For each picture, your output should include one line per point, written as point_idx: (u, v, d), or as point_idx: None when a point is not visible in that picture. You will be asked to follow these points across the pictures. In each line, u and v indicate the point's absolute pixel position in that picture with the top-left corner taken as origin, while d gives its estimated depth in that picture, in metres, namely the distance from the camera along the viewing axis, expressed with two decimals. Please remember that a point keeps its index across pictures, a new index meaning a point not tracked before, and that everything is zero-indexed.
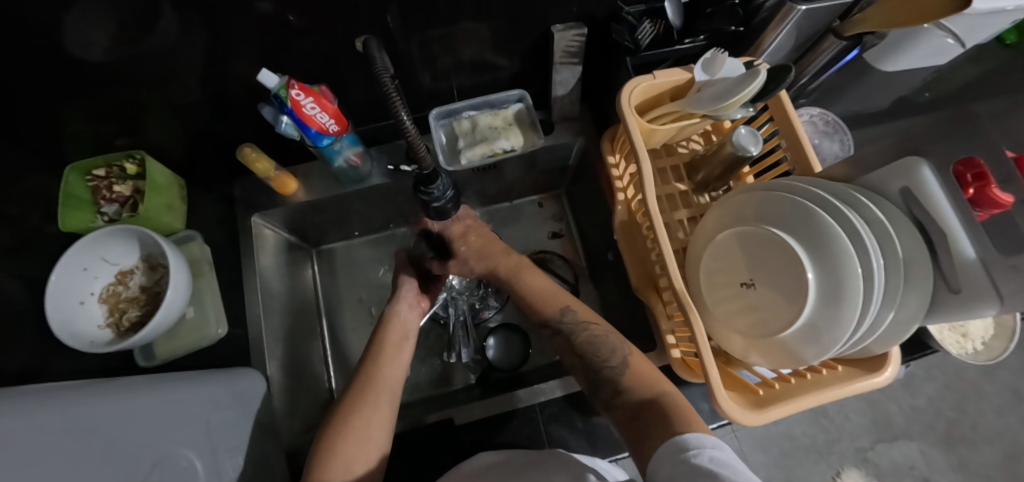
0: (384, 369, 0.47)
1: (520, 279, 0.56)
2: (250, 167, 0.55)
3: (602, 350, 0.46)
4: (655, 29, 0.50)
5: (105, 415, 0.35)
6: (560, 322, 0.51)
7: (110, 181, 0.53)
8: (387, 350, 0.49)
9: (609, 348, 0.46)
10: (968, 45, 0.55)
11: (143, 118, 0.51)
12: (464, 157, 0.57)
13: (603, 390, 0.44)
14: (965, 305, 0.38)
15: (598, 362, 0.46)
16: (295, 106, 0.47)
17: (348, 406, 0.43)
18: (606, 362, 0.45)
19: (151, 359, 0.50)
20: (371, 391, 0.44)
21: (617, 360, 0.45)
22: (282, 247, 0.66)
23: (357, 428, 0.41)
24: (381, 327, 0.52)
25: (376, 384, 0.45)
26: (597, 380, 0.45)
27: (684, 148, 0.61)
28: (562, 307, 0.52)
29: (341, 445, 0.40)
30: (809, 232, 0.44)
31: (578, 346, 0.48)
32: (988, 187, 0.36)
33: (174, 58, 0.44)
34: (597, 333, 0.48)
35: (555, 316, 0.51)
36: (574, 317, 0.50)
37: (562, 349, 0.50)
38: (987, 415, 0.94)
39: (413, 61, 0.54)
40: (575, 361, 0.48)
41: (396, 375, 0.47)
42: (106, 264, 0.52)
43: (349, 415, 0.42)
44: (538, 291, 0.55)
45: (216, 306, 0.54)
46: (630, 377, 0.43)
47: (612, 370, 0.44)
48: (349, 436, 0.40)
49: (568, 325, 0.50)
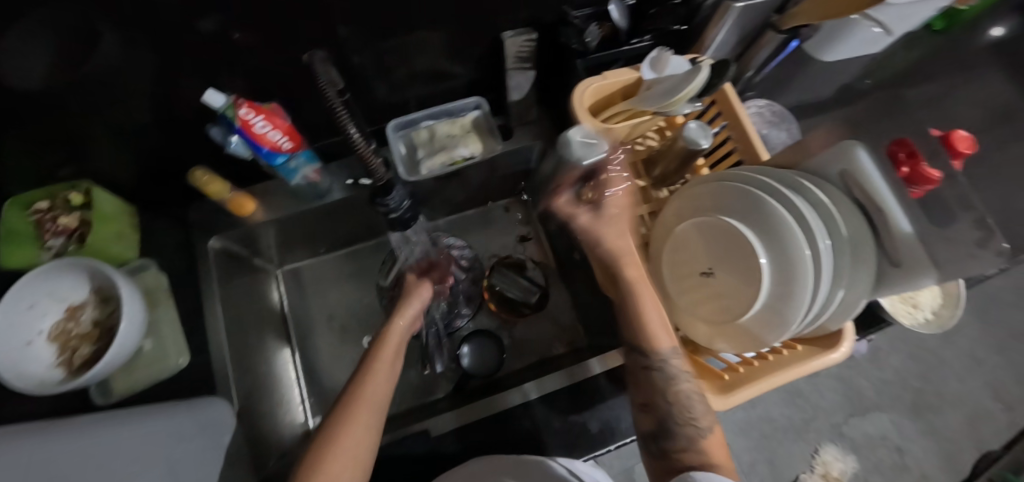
0: (366, 383, 0.43)
1: (638, 293, 0.48)
2: (202, 189, 0.52)
3: (697, 410, 0.44)
4: (601, 30, 0.51)
5: (56, 461, 0.33)
6: (662, 363, 0.46)
7: (54, 213, 0.50)
8: (379, 362, 0.45)
9: (700, 410, 0.45)
10: (896, 34, 0.58)
11: (89, 148, 0.49)
12: (424, 167, 0.57)
13: (667, 438, 0.44)
14: (906, 277, 0.41)
15: (683, 418, 0.44)
16: (244, 125, 0.46)
17: (331, 427, 0.40)
18: (686, 419, 0.44)
19: (107, 397, 0.48)
20: (354, 411, 0.41)
21: (705, 424, 0.45)
22: (245, 271, 0.64)
23: (340, 445, 0.39)
24: (377, 342, 0.47)
25: (356, 400, 0.42)
26: (672, 429, 0.44)
27: (641, 144, 0.59)
28: (669, 347, 0.47)
29: (322, 469, 0.38)
30: (760, 219, 0.45)
31: (666, 391, 0.45)
32: (919, 164, 0.40)
33: (116, 84, 0.42)
34: (692, 389, 0.46)
35: (659, 357, 0.46)
36: (680, 366, 0.46)
37: (643, 381, 0.46)
38: (950, 382, 0.99)
39: (367, 74, 0.54)
40: (654, 397, 0.45)
41: (380, 390, 0.44)
42: (54, 301, 0.49)
43: (330, 436, 0.40)
44: (645, 322, 0.47)
45: (175, 337, 0.51)
46: (707, 448, 0.44)
47: (693, 427, 0.44)
48: (329, 457, 0.38)
49: (671, 368, 0.46)
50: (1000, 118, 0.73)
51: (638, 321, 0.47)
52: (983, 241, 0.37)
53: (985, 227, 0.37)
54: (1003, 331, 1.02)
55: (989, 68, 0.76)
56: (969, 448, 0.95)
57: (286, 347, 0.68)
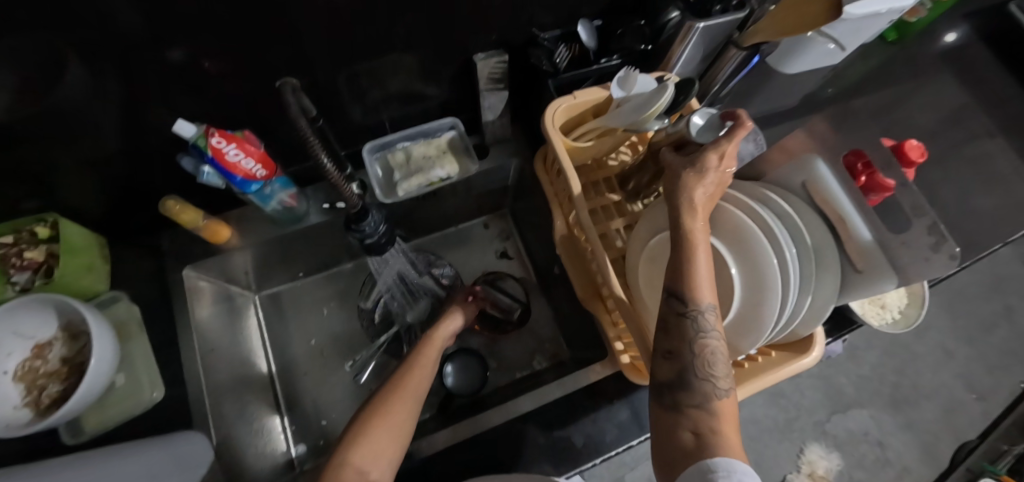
0: (411, 372, 0.48)
1: (694, 245, 0.37)
2: (174, 218, 0.52)
3: (723, 371, 0.34)
4: (570, 52, 0.54)
5: None
6: (698, 313, 0.35)
7: (19, 248, 0.49)
8: (421, 358, 0.50)
9: (723, 369, 0.34)
10: (850, 47, 0.61)
11: (56, 182, 0.48)
12: (401, 188, 0.57)
13: (685, 395, 0.34)
14: (869, 282, 0.42)
15: (705, 373, 0.34)
16: (216, 154, 0.45)
17: (378, 405, 0.43)
18: (707, 376, 0.34)
19: (77, 436, 0.46)
20: (399, 395, 0.44)
21: (725, 387, 0.34)
22: (219, 299, 0.63)
23: (390, 415, 0.43)
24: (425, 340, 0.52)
25: (402, 383, 0.46)
26: (688, 386, 0.34)
27: (614, 160, 0.63)
28: (711, 301, 0.35)
29: (368, 437, 0.41)
30: (729, 229, 0.47)
31: (693, 341, 0.35)
32: (875, 174, 0.43)
33: (79, 115, 0.41)
34: (721, 347, 0.35)
35: (697, 306, 0.35)
36: (716, 320, 0.35)
37: (675, 331, 0.35)
38: (924, 375, 1.02)
39: (341, 97, 0.54)
40: (678, 346, 0.35)
41: (421, 379, 0.48)
42: (20, 339, 0.47)
43: (377, 411, 0.43)
44: (695, 268, 0.36)
45: (149, 369, 0.50)
46: (720, 415, 0.33)
47: (711, 385, 0.34)
48: (375, 426, 0.41)
49: (708, 323, 0.35)
50: (954, 121, 0.77)
51: (686, 266, 0.36)
52: (936, 245, 0.36)
53: (936, 233, 0.36)
54: (970, 322, 1.07)
55: (942, 74, 0.80)
56: (947, 438, 0.98)
57: (274, 413, 0.64)
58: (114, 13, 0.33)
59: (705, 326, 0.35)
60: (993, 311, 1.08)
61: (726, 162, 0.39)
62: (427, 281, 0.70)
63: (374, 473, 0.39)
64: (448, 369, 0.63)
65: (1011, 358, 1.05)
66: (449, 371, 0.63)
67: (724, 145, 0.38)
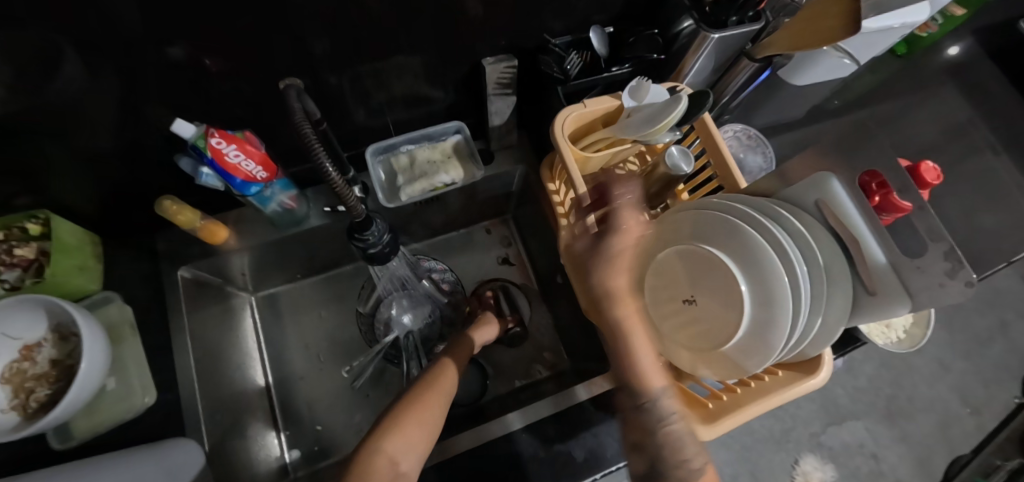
0: (442, 374, 0.49)
1: (629, 336, 0.39)
2: (171, 219, 0.50)
3: (691, 454, 0.38)
4: (581, 59, 0.53)
5: None
6: (652, 402, 0.38)
7: (10, 245, 0.48)
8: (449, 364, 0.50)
9: (692, 449, 0.39)
10: (863, 60, 0.60)
11: (46, 179, 0.47)
12: (404, 193, 0.56)
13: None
14: (882, 306, 0.41)
15: (675, 462, 0.38)
16: (215, 155, 0.44)
17: (414, 396, 0.44)
18: (679, 461, 0.38)
19: (67, 441, 0.45)
20: (431, 393, 0.45)
21: (700, 465, 0.38)
22: (215, 301, 0.62)
23: (425, 409, 0.43)
24: (454, 348, 0.54)
25: (435, 384, 0.47)
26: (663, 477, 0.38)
27: (622, 169, 0.62)
28: (661, 386, 0.39)
29: (405, 426, 0.41)
30: (739, 247, 0.46)
31: (656, 431, 0.38)
32: (890, 194, 0.41)
33: (72, 113, 0.40)
34: (682, 428, 0.39)
35: (650, 396, 0.38)
36: (672, 403, 0.39)
37: (635, 427, 0.39)
38: (919, 388, 1.02)
39: (344, 99, 0.53)
40: (647, 441, 0.38)
41: (451, 382, 0.49)
42: (7, 340, 0.46)
43: (413, 403, 0.43)
44: (637, 359, 0.39)
45: (141, 370, 0.49)
46: None
47: (684, 469, 0.38)
48: (409, 419, 0.42)
49: (661, 410, 0.38)
50: (959, 136, 0.77)
51: (628, 358, 0.39)
52: (953, 271, 0.35)
53: (953, 258, 0.35)
54: (966, 336, 1.07)
55: (948, 88, 0.80)
56: (941, 452, 0.98)
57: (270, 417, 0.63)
58: (111, 8, 0.32)
59: (659, 413, 0.38)
60: (989, 326, 1.08)
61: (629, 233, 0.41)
62: (426, 285, 0.68)
63: (403, 464, 0.39)
64: None
65: (1005, 372, 1.05)
66: None
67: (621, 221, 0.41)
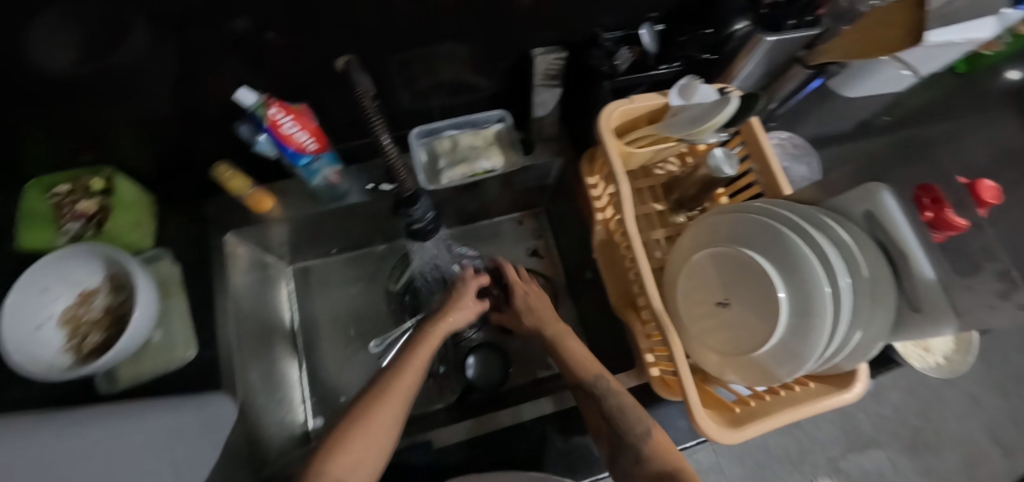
0: (398, 377, 0.45)
1: (561, 342, 0.53)
2: (223, 184, 0.52)
3: (631, 422, 0.45)
4: (632, 54, 0.52)
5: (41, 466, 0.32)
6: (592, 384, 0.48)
7: (75, 197, 0.51)
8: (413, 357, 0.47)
9: (634, 416, 0.45)
10: (924, 73, 0.58)
11: (112, 135, 0.50)
12: (445, 177, 0.57)
13: (624, 456, 0.44)
14: (925, 323, 0.40)
15: (625, 428, 0.45)
16: (273, 125, 0.46)
17: (362, 408, 0.42)
18: (629, 425, 0.45)
19: (113, 385, 0.48)
20: (383, 399, 0.43)
21: (642, 430, 0.44)
22: (254, 267, 0.64)
23: (371, 428, 0.41)
24: (417, 339, 0.49)
25: (388, 388, 0.44)
26: (622, 445, 0.44)
27: (661, 170, 0.61)
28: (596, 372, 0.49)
29: (347, 444, 0.40)
30: (781, 253, 0.45)
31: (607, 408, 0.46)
32: (943, 210, 0.40)
33: (139, 75, 0.42)
34: (623, 401, 0.46)
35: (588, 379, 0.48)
36: (608, 383, 0.47)
37: (589, 410, 0.48)
38: (948, 422, 0.98)
39: (393, 81, 0.55)
40: (600, 423, 0.47)
41: (413, 381, 0.46)
42: (68, 285, 0.49)
43: (354, 421, 0.41)
44: (571, 356, 0.51)
45: (184, 326, 0.51)
46: (652, 450, 0.43)
47: (634, 436, 0.44)
48: (352, 438, 0.40)
49: (601, 390, 0.47)
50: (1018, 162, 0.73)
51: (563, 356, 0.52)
52: (1005, 294, 0.35)
53: (1008, 279, 0.35)
54: (1006, 375, 1.02)
55: (1010, 112, 0.76)
56: None
57: (296, 384, 0.66)
58: None
59: (598, 392, 0.47)
60: None
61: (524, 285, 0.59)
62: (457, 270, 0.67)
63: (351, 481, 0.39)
64: (469, 360, 0.62)
65: None
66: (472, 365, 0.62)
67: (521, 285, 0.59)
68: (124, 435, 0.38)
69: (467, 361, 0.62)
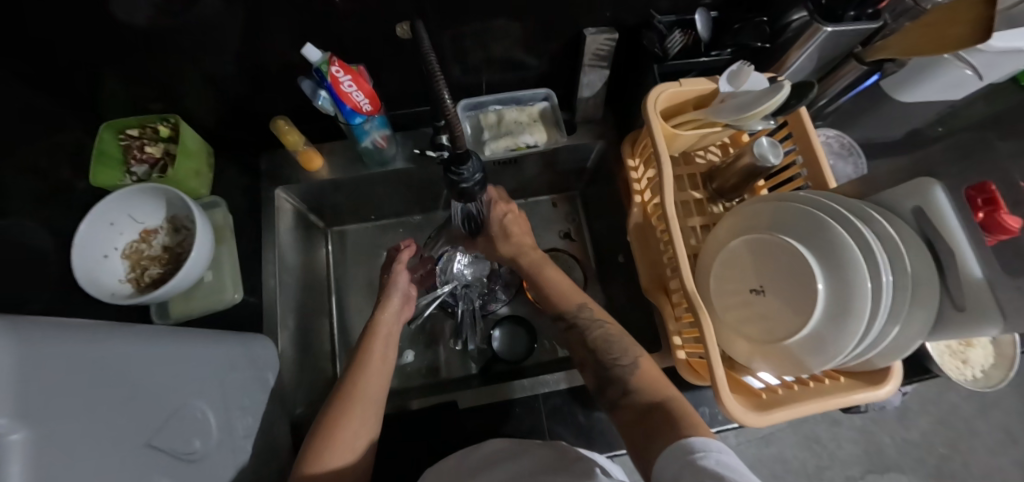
0: (360, 381, 0.48)
1: (542, 273, 0.58)
2: (280, 138, 0.59)
3: (615, 351, 0.49)
4: (684, 38, 0.52)
5: (152, 358, 0.34)
6: (574, 313, 0.54)
7: (142, 142, 0.55)
8: (371, 356, 0.50)
9: (620, 348, 0.49)
10: (986, 80, 0.57)
11: (182, 86, 0.53)
12: (488, 148, 0.61)
13: (610, 389, 0.47)
14: (970, 324, 0.39)
15: (608, 360, 0.48)
16: (333, 83, 0.48)
17: (333, 414, 0.45)
18: (611, 354, 0.49)
19: (166, 318, 0.52)
20: (352, 406, 0.45)
21: (628, 360, 0.47)
22: (298, 225, 0.67)
23: (338, 445, 0.43)
24: (368, 337, 0.52)
25: (353, 393, 0.46)
26: (607, 375, 0.48)
27: (702, 158, 0.63)
28: (576, 304, 0.54)
29: (326, 454, 0.42)
30: (824, 245, 0.44)
31: (589, 340, 0.51)
32: (997, 212, 0.38)
33: (215, 28, 0.45)
34: (608, 333, 0.50)
35: (571, 309, 0.54)
36: (590, 312, 0.53)
37: (573, 341, 0.53)
38: (979, 454, 0.94)
39: (444, 54, 0.56)
40: (585, 355, 0.51)
41: (376, 387, 0.48)
42: (133, 222, 0.53)
43: (324, 433, 0.43)
44: (552, 288, 0.57)
45: (234, 275, 0.56)
46: (637, 378, 0.46)
47: (619, 368, 0.47)
48: (328, 451, 0.42)
49: (584, 320, 0.53)
50: None
51: (543, 288, 0.57)
52: None
53: None
54: None
55: None
56: None
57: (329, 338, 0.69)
58: None
59: (582, 323, 0.52)
60: None
61: (504, 204, 0.59)
62: (467, 276, 0.71)
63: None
64: (495, 330, 0.66)
65: None
66: (496, 336, 0.67)
67: (501, 204, 0.59)
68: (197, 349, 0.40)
69: (494, 331, 0.66)
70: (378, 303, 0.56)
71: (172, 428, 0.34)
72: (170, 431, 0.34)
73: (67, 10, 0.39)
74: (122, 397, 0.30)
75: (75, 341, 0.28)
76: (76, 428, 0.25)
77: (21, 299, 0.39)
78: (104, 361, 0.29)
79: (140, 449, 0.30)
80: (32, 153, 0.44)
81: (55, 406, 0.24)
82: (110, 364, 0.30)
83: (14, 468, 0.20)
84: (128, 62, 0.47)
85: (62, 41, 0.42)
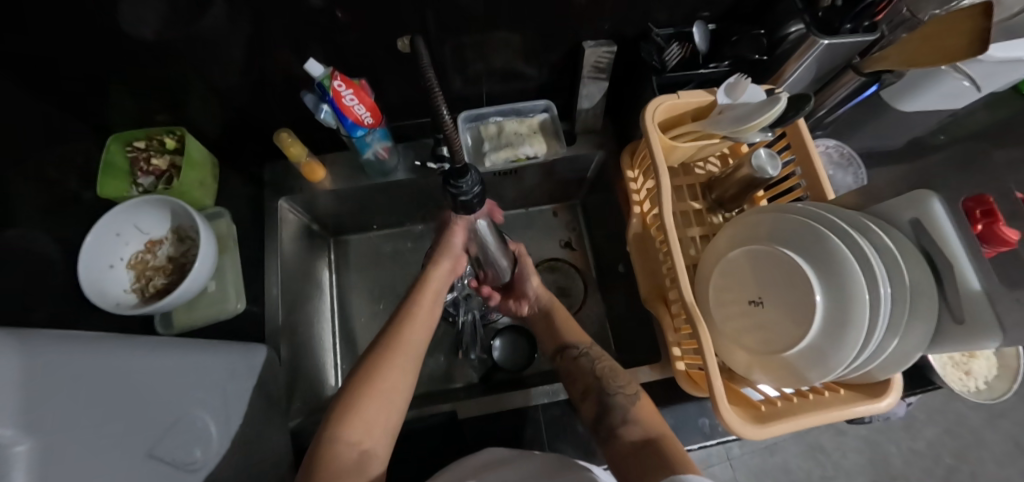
0: (407, 331, 0.48)
1: (555, 313, 0.61)
2: (284, 150, 0.59)
3: (619, 380, 0.50)
4: (682, 51, 0.53)
5: (154, 369, 0.35)
6: (585, 348, 0.56)
7: (148, 154, 0.56)
8: (419, 309, 0.50)
9: (623, 381, 0.50)
10: (985, 91, 0.57)
11: (188, 98, 0.54)
12: (489, 159, 0.62)
13: (611, 415, 0.47)
14: (968, 337, 0.38)
15: (613, 387, 0.50)
16: (335, 96, 0.49)
17: (373, 367, 0.45)
18: (615, 385, 0.50)
19: (169, 329, 0.53)
20: (398, 353, 0.46)
21: (631, 391, 0.49)
22: (302, 234, 0.69)
23: (379, 390, 0.43)
24: (415, 291, 0.51)
25: (398, 343, 0.47)
26: (610, 403, 0.48)
27: (701, 169, 0.63)
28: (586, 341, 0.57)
29: (363, 405, 0.42)
30: (822, 257, 0.43)
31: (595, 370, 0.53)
32: (996, 224, 0.37)
33: (220, 42, 0.46)
34: (615, 367, 0.52)
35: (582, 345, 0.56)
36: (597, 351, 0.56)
37: (577, 371, 0.54)
38: (987, 465, 0.93)
39: (446, 66, 0.57)
40: (590, 381, 0.52)
41: (421, 338, 0.49)
42: (138, 232, 0.54)
43: (365, 378, 0.44)
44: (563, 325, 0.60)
45: (237, 284, 0.57)
46: (638, 409, 0.47)
47: (625, 399, 0.48)
48: (366, 398, 0.42)
49: (591, 354, 0.55)
50: None
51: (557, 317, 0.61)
52: None
53: None
54: None
55: None
56: None
57: (331, 348, 0.69)
58: None
59: (589, 355, 0.55)
60: None
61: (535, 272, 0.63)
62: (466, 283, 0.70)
63: (371, 438, 0.41)
64: (496, 341, 0.67)
65: None
66: (497, 346, 0.67)
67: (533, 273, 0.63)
68: (198, 360, 0.41)
69: (495, 342, 0.67)
70: (430, 258, 0.54)
71: (171, 439, 0.34)
72: (169, 442, 0.34)
73: (75, 25, 0.40)
74: (123, 407, 0.30)
75: (75, 354, 0.28)
76: (79, 439, 0.26)
77: (28, 309, 0.40)
78: (105, 373, 0.30)
79: (142, 459, 0.31)
80: (40, 163, 0.44)
81: (58, 416, 0.25)
82: (112, 374, 0.30)
83: (18, 475, 0.21)
84: (134, 75, 0.48)
85: (72, 56, 0.43)
